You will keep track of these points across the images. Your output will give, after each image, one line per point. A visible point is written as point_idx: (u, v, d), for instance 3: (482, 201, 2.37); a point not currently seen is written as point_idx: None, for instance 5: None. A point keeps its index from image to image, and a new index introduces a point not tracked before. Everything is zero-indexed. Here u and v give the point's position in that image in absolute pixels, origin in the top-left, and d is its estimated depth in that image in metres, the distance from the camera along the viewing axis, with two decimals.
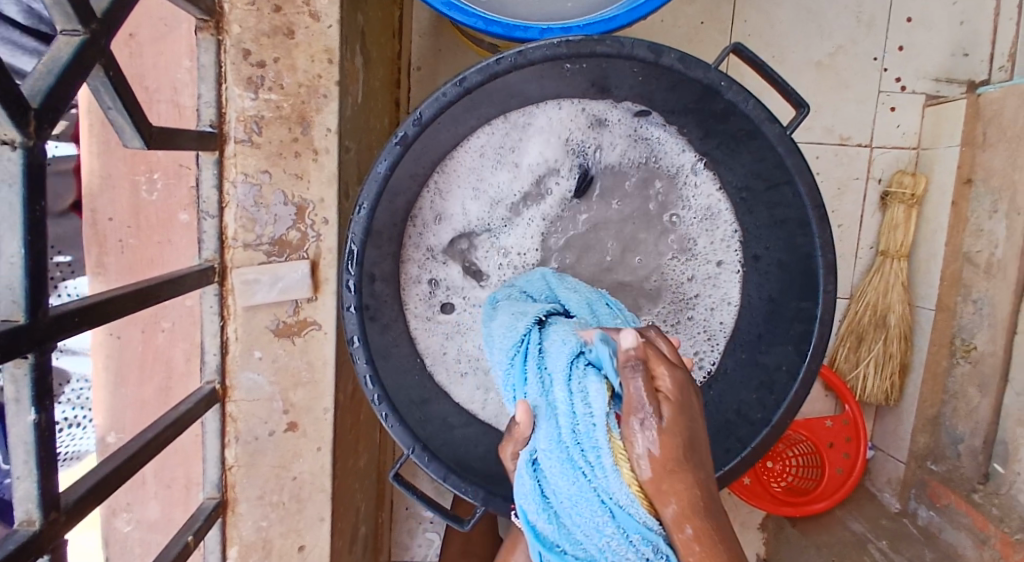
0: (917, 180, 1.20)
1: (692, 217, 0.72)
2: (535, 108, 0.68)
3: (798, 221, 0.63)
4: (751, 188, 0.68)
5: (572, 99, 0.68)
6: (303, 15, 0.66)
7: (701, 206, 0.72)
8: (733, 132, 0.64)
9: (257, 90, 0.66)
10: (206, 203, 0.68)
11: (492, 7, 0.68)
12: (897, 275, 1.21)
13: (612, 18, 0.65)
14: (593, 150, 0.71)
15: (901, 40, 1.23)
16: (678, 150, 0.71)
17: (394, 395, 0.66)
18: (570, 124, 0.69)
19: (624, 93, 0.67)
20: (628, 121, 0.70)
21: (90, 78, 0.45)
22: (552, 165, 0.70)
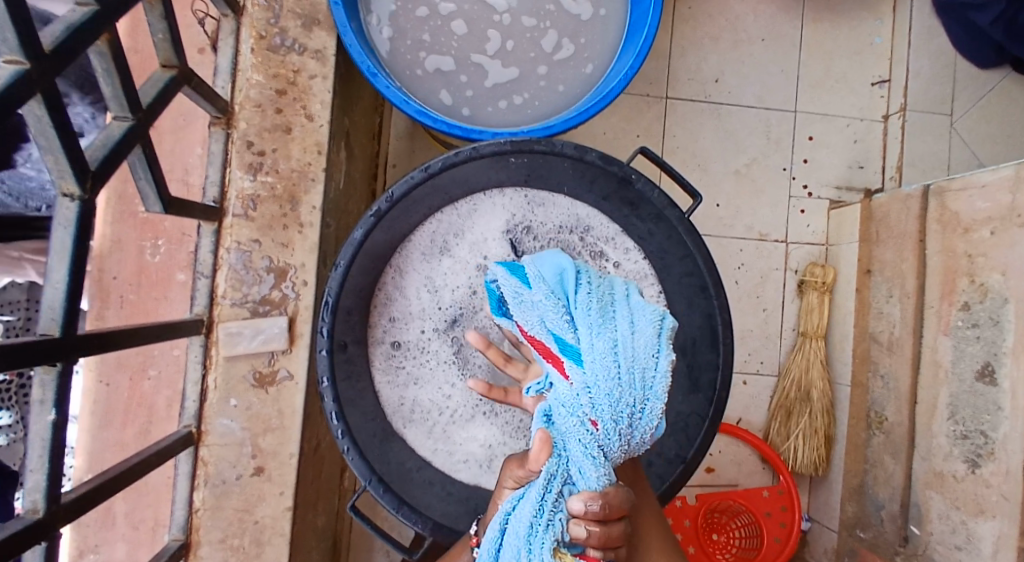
0: (826, 271, 1.38)
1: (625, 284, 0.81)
2: (481, 196, 0.82)
3: (702, 287, 0.80)
4: (664, 259, 0.81)
5: (513, 188, 0.82)
6: (300, 116, 0.81)
7: (632, 275, 0.81)
8: (645, 217, 0.81)
9: (255, 173, 0.80)
10: (202, 265, 0.79)
11: (473, 119, 0.90)
12: (816, 354, 1.36)
13: (551, 126, 0.84)
14: (532, 227, 0.82)
15: (805, 154, 1.46)
16: (606, 230, 0.82)
17: (358, 428, 0.78)
18: (511, 211, 0.82)
19: (558, 183, 0.82)
20: (558, 206, 0.83)
21: (130, 155, 0.58)
22: (496, 242, 0.82)
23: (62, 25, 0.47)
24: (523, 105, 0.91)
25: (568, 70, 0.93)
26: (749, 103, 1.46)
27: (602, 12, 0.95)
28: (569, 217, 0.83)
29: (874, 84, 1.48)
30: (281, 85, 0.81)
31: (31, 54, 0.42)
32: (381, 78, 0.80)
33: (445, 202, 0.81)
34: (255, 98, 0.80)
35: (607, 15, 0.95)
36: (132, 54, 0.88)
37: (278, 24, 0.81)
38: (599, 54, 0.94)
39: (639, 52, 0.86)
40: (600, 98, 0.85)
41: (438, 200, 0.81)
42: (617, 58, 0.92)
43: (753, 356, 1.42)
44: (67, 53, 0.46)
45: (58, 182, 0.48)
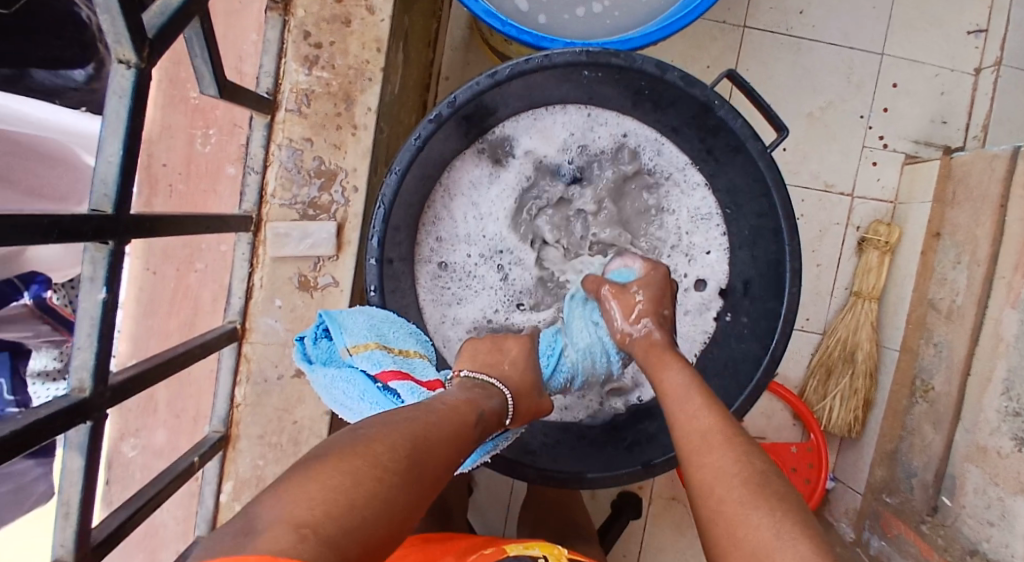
0: (892, 230, 1.31)
1: (685, 215, 0.81)
2: (537, 116, 0.79)
3: (773, 232, 0.73)
4: (732, 197, 0.77)
5: (573, 107, 0.79)
6: (360, 7, 0.75)
7: (689, 206, 0.81)
8: (721, 147, 0.74)
9: (311, 67, 0.75)
10: (252, 160, 0.76)
11: (549, 29, 0.83)
12: (867, 316, 1.31)
13: (627, 41, 0.77)
14: (589, 151, 0.80)
15: (886, 102, 1.35)
16: (666, 157, 0.80)
17: None
18: (569, 134, 0.80)
19: (624, 104, 0.78)
20: (619, 131, 0.80)
21: (187, 29, 0.54)
22: (551, 167, 0.80)
23: None
24: (602, 15, 0.84)
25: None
26: (833, 40, 1.34)
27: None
28: (629, 142, 0.80)
29: (973, 29, 1.35)
30: None
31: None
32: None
33: (501, 119, 0.78)
34: None
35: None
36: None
37: None
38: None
39: None
40: (686, 13, 0.77)
41: (496, 115, 0.76)
42: None
43: (799, 311, 1.37)
44: None
45: (114, 48, 0.45)
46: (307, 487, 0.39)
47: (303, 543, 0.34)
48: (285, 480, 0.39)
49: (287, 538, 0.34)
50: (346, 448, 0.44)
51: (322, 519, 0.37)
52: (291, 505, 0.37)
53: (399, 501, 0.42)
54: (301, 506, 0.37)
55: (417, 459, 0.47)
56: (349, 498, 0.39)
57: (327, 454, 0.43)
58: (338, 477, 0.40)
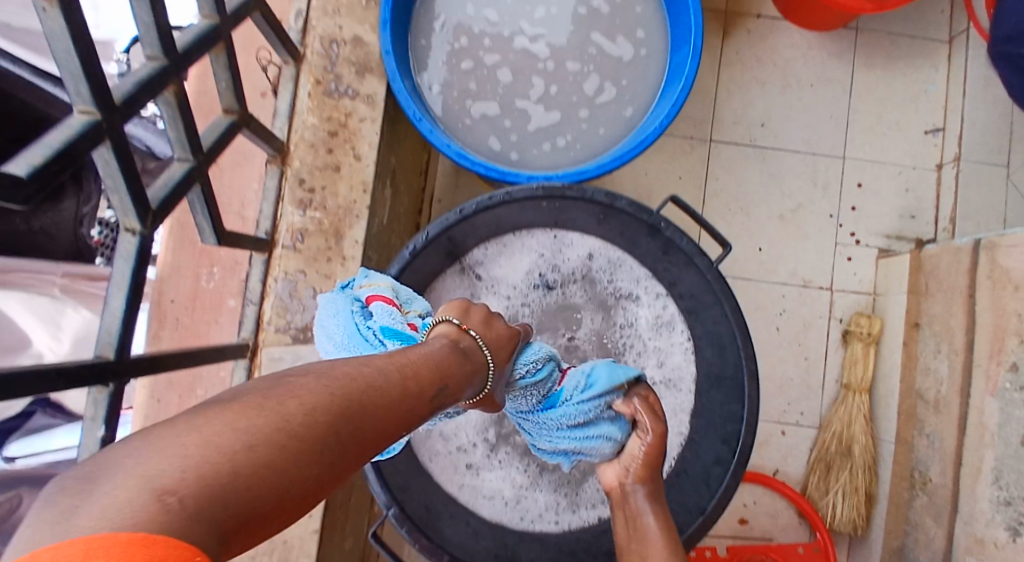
0: (872, 322, 1.34)
1: (648, 320, 0.86)
2: (504, 238, 0.86)
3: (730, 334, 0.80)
4: (690, 304, 0.85)
5: (538, 227, 0.86)
6: (348, 156, 0.86)
7: (652, 312, 0.86)
8: (673, 262, 0.84)
9: (305, 208, 0.85)
10: (251, 293, 0.84)
11: (519, 163, 0.93)
12: (859, 408, 1.31)
13: (583, 171, 0.86)
14: (555, 266, 0.87)
15: (853, 201, 1.43)
16: (626, 269, 0.87)
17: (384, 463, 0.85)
18: (537, 252, 0.87)
19: (584, 225, 0.86)
20: (581, 247, 0.87)
21: (189, 193, 0.63)
22: (523, 285, 0.86)
23: (132, 78, 0.52)
24: (567, 148, 0.94)
25: (608, 114, 0.95)
26: (796, 147, 1.44)
27: (643, 52, 0.96)
28: (591, 256, 0.87)
29: (928, 132, 1.45)
30: (333, 127, 0.86)
31: (104, 107, 0.48)
32: (425, 121, 0.85)
33: (471, 244, 0.85)
34: (309, 139, 0.85)
35: (649, 54, 0.96)
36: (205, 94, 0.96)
37: (335, 70, 0.86)
38: (638, 97, 0.96)
39: (674, 100, 0.88)
40: (634, 145, 0.87)
41: (467, 242, 0.85)
42: (656, 103, 0.94)
43: (792, 406, 1.38)
44: (134, 100, 0.51)
45: (122, 219, 0.54)
46: (193, 449, 0.29)
47: (163, 515, 0.26)
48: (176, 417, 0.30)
49: (139, 506, 0.26)
50: (266, 392, 0.34)
51: (194, 499, 0.27)
52: (159, 466, 0.27)
53: (313, 470, 0.33)
54: (168, 459, 0.28)
55: (354, 421, 0.37)
56: (252, 467, 0.30)
57: (233, 397, 0.33)
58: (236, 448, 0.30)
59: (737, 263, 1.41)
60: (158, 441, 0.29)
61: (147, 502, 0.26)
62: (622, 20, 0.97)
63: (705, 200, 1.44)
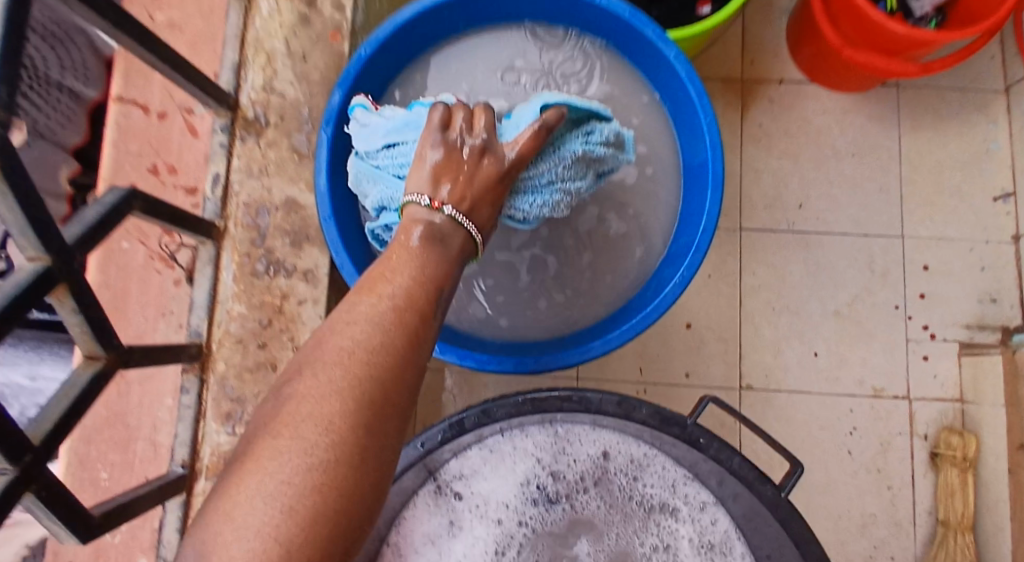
0: (966, 441, 1.09)
1: (693, 544, 0.66)
2: (494, 444, 0.67)
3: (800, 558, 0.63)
4: (745, 512, 0.67)
5: (536, 427, 0.68)
6: (287, 349, 0.69)
7: (701, 533, 0.66)
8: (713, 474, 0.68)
9: (235, 424, 0.68)
10: (166, 547, 0.68)
11: (511, 333, 0.74)
12: (964, 554, 1.06)
13: (587, 348, 0.67)
14: (564, 477, 0.67)
15: (921, 287, 1.20)
16: (659, 480, 0.67)
17: None
18: (538, 459, 0.67)
19: (598, 424, 0.68)
20: (597, 451, 0.68)
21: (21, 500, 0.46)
22: (522, 502, 0.66)
23: None
24: (570, 304, 0.74)
25: (613, 256, 0.75)
26: (843, 229, 1.23)
27: (649, 170, 0.76)
28: (611, 461, 0.67)
29: (997, 197, 1.21)
30: (266, 314, 0.69)
31: None
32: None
33: (451, 458, 0.67)
34: (235, 333, 0.68)
35: (656, 174, 0.76)
36: (105, 287, 0.73)
37: (264, 243, 0.69)
38: (648, 232, 0.75)
39: (694, 246, 0.67)
40: (647, 310, 0.67)
41: (446, 461, 0.67)
42: (674, 237, 0.74)
43: (877, 548, 1.14)
44: None
45: None
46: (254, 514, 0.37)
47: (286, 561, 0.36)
48: (227, 488, 0.39)
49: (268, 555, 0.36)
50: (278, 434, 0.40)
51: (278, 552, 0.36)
52: (251, 527, 0.36)
53: (367, 457, 0.41)
54: (258, 515, 0.37)
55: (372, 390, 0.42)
56: (319, 494, 0.38)
57: (257, 448, 0.40)
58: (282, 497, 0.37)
59: (787, 374, 1.20)
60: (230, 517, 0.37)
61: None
62: None
63: (740, 300, 1.22)
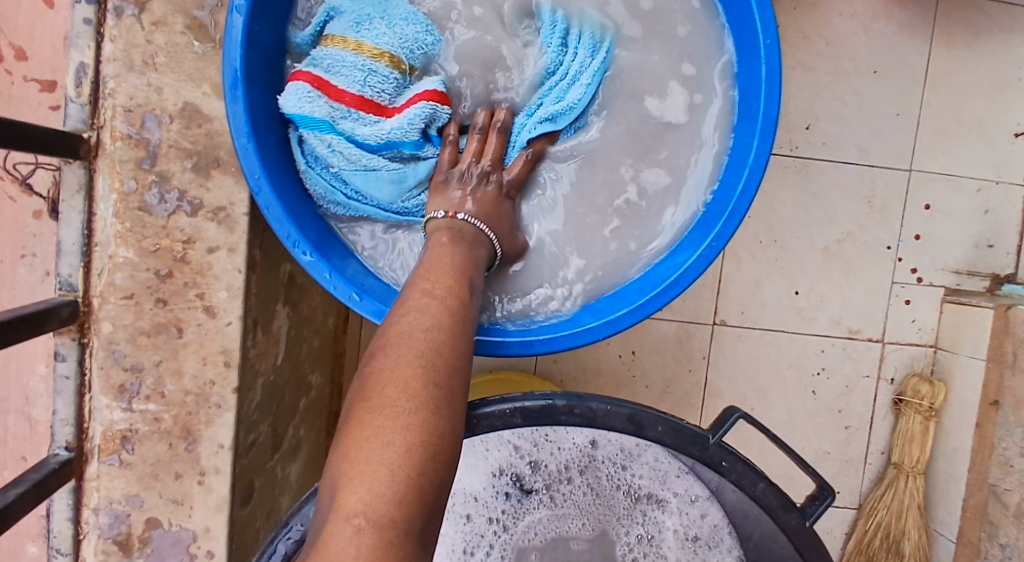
0: (935, 390, 1.06)
1: (679, 537, 0.59)
2: None
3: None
4: (745, 517, 0.57)
5: None
6: (195, 309, 0.53)
7: (689, 525, 0.59)
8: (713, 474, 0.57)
9: (131, 399, 0.53)
10: (58, 538, 0.54)
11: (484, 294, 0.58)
12: (913, 496, 1.06)
13: (584, 331, 0.54)
14: (540, 462, 0.58)
15: (918, 227, 1.12)
16: (647, 467, 0.59)
17: None
18: (509, 443, 0.58)
19: None
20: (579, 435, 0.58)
21: None
22: (490, 493, 0.57)
23: None
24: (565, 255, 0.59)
25: (637, 210, 0.59)
26: (848, 158, 1.10)
27: (697, 98, 0.58)
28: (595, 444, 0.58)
29: (1018, 133, 1.11)
30: (165, 263, 0.52)
31: None
32: (332, 269, 0.51)
33: None
34: (123, 286, 0.52)
35: (704, 104, 0.58)
36: None
37: (156, 168, 0.52)
38: (682, 181, 0.59)
39: (728, 212, 0.55)
40: (662, 287, 0.54)
41: None
42: (713, 190, 0.58)
43: None
44: None
45: None
46: (379, 470, 0.31)
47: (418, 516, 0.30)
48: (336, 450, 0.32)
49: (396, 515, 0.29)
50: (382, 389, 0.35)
51: (417, 507, 0.30)
52: (380, 479, 0.30)
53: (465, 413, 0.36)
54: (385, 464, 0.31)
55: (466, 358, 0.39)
56: (444, 448, 0.33)
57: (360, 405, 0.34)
58: (410, 440, 0.32)
59: (767, 312, 1.11)
60: (353, 462, 0.32)
61: (383, 525, 0.29)
62: (658, 45, 0.58)
63: None
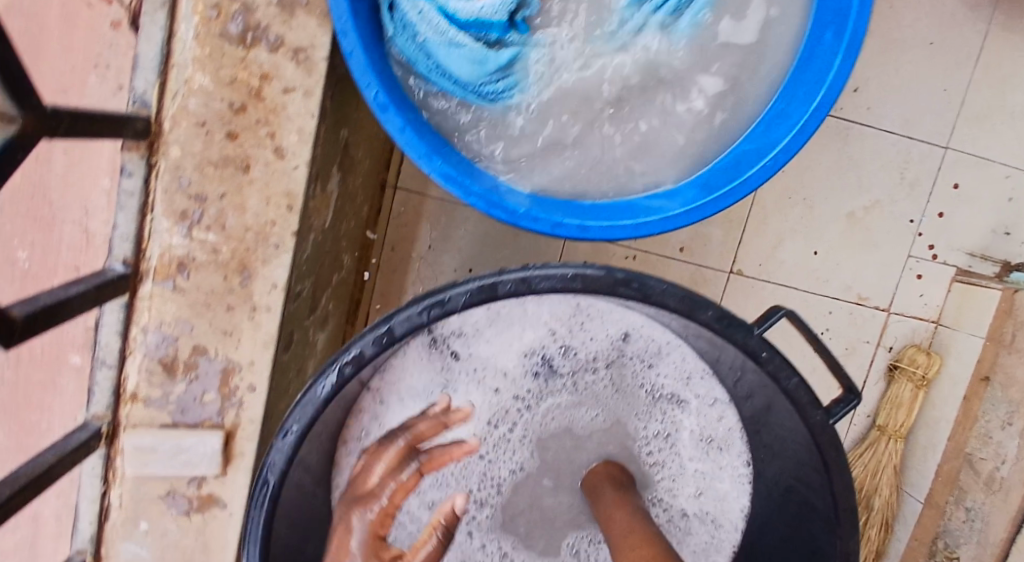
0: (931, 361, 1.10)
1: (691, 431, 0.63)
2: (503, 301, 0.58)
3: (828, 490, 0.52)
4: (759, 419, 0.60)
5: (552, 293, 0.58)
6: (265, 148, 0.53)
7: (703, 422, 0.62)
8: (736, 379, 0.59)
9: (191, 227, 0.54)
10: (105, 352, 0.55)
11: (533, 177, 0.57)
12: (891, 458, 1.12)
13: (640, 223, 0.53)
14: (572, 346, 0.60)
15: (943, 206, 1.13)
16: (672, 365, 0.61)
17: None
18: (545, 324, 0.59)
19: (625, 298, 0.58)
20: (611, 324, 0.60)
21: None
22: (521, 370, 0.60)
23: None
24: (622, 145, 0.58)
25: (696, 117, 0.58)
26: (890, 127, 1.11)
27: (773, 13, 0.57)
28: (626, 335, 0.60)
29: None
30: (240, 97, 0.52)
31: None
32: (397, 113, 0.51)
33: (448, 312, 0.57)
34: (196, 113, 0.52)
35: (781, 20, 0.57)
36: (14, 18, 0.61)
37: None
38: (746, 94, 0.58)
39: (799, 126, 0.55)
40: (722, 190, 0.55)
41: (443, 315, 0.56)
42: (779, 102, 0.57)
43: None
44: None
45: None
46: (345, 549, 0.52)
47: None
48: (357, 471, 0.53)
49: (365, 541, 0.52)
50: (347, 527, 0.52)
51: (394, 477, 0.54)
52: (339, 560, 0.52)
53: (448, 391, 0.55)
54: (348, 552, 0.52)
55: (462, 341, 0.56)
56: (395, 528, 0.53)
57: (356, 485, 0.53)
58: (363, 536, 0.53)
59: (783, 267, 1.13)
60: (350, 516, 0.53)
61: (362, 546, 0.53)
62: None
63: None
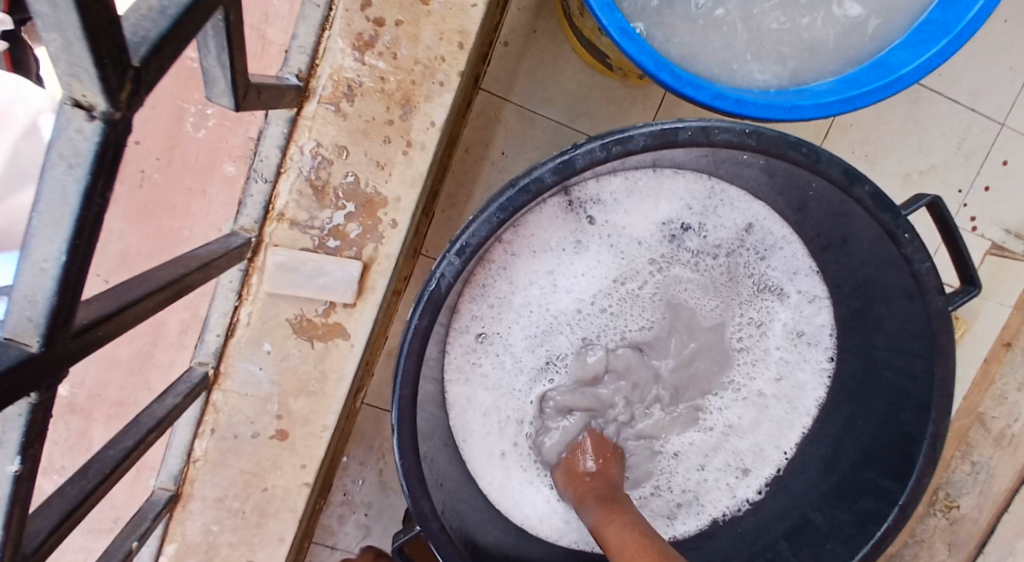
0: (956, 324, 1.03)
1: (785, 322, 0.68)
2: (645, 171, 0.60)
3: (928, 374, 0.57)
4: (855, 316, 0.65)
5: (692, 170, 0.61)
6: None
7: (798, 314, 0.67)
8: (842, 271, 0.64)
9: (365, 52, 0.54)
10: (263, 164, 0.58)
11: (688, 52, 0.58)
12: None
13: (797, 106, 0.55)
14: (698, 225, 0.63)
15: (991, 180, 1.09)
16: (781, 257, 0.66)
17: (408, 463, 0.53)
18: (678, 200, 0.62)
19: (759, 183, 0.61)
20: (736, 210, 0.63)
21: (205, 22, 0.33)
22: (647, 243, 0.63)
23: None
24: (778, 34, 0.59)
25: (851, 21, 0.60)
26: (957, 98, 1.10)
27: None
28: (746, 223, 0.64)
29: None
30: None
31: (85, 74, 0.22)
32: None
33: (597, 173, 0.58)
34: None
35: None
36: None
37: None
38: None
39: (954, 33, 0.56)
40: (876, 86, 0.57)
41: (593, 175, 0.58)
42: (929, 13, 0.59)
43: None
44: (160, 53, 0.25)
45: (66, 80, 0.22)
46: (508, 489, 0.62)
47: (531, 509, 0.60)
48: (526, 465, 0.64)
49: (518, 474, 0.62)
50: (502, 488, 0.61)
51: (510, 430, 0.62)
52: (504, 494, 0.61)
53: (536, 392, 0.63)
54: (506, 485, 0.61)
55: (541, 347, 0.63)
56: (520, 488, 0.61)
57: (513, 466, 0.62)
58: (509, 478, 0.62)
59: None
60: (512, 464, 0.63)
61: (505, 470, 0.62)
62: None
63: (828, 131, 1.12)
